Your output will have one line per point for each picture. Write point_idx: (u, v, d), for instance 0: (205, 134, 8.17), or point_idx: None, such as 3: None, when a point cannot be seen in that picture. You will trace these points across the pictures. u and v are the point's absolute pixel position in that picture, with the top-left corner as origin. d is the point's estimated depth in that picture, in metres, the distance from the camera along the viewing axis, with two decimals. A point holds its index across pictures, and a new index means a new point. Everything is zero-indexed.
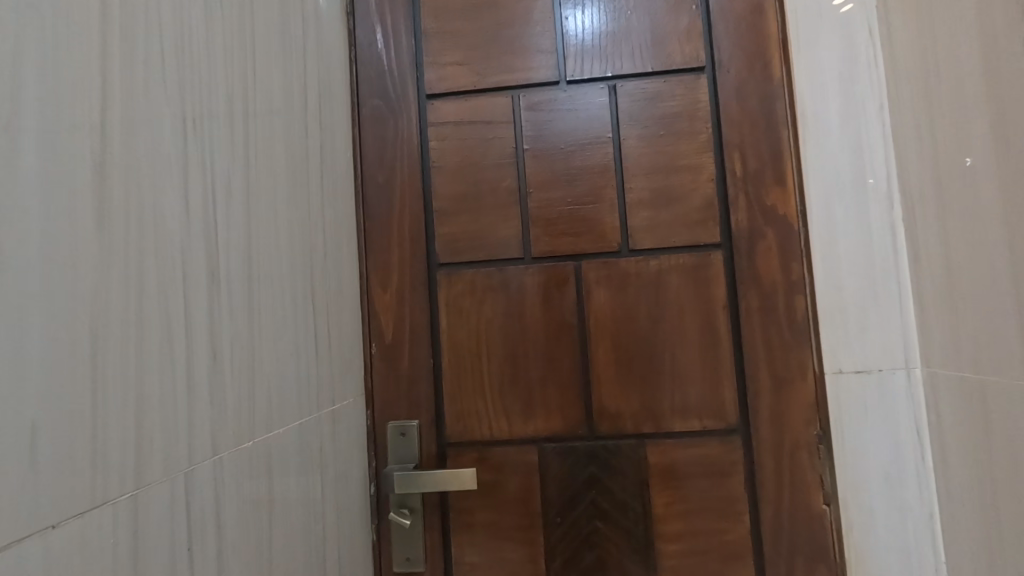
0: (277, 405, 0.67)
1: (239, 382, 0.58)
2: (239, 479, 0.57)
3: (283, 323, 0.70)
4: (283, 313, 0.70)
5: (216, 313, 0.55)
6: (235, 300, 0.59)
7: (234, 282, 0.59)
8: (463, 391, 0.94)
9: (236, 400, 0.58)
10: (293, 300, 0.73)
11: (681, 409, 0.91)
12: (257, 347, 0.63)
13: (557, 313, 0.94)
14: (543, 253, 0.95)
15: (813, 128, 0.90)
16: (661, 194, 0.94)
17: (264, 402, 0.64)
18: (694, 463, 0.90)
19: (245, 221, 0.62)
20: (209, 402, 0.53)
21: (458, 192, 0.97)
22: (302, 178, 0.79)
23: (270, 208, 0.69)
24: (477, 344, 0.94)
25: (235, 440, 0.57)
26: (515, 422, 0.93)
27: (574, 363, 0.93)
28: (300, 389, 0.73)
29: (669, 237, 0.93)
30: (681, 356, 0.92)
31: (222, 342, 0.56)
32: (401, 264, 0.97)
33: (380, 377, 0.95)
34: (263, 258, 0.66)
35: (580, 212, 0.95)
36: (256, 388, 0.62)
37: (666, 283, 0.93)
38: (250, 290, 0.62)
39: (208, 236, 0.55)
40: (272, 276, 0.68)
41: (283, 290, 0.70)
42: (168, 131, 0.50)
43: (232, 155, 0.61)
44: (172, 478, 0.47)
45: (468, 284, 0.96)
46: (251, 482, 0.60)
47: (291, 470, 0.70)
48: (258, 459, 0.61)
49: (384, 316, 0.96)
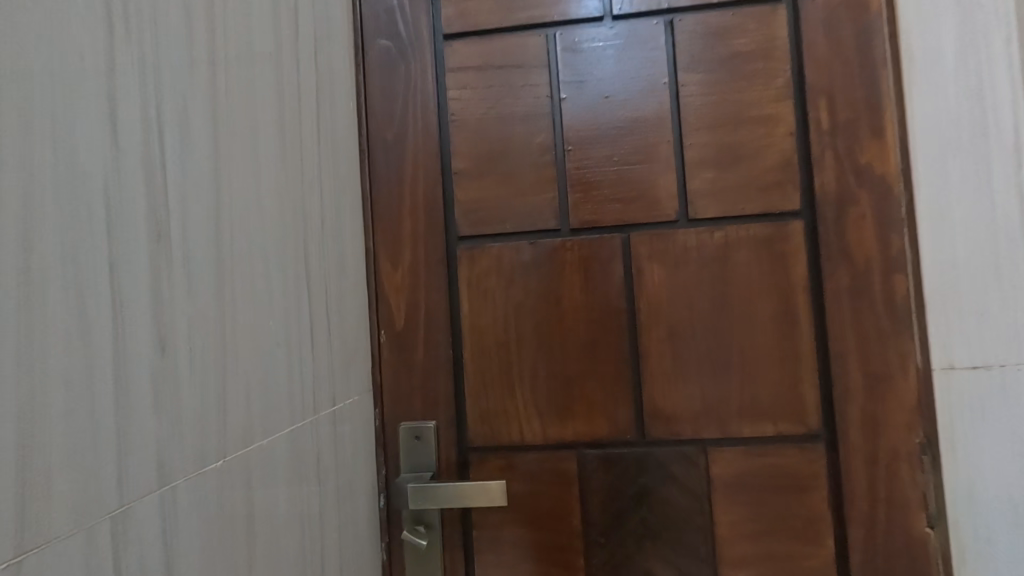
0: (261, 409, 0.52)
1: (202, 383, 0.44)
2: (203, 510, 0.43)
3: (267, 306, 0.55)
4: (267, 294, 0.55)
5: (165, 292, 0.40)
6: (196, 275, 0.44)
7: (193, 252, 0.44)
8: (488, 387, 0.79)
9: (198, 407, 0.43)
10: (281, 277, 0.58)
11: (752, 411, 0.76)
12: (229, 337, 0.48)
13: (601, 295, 0.79)
14: (584, 224, 0.79)
15: (921, 67, 0.73)
16: (728, 151, 0.77)
17: (242, 407, 0.49)
18: (766, 475, 0.75)
19: (211, 171, 0.47)
20: (155, 413, 0.38)
21: (482, 151, 0.81)
22: (294, 127, 0.64)
23: (248, 158, 0.53)
24: (505, 332, 0.79)
25: (196, 461, 0.43)
26: (550, 424, 0.78)
27: (621, 355, 0.78)
28: (291, 388, 0.59)
29: (737, 203, 0.77)
30: (751, 347, 0.76)
31: (174, 331, 0.41)
32: (414, 236, 0.81)
33: (390, 370, 0.80)
34: (238, 221, 0.51)
35: (628, 174, 0.79)
36: (229, 390, 0.47)
37: (733, 259, 0.77)
38: (219, 263, 0.47)
39: (151, 186, 0.40)
40: (251, 245, 0.53)
41: (267, 264, 0.55)
42: (81, 29, 0.35)
43: (193, 81, 0.45)
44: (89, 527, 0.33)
45: (494, 261, 0.80)
46: (222, 512, 0.46)
47: (281, 490, 0.56)
48: (233, 481, 0.47)
49: (394, 299, 0.81)
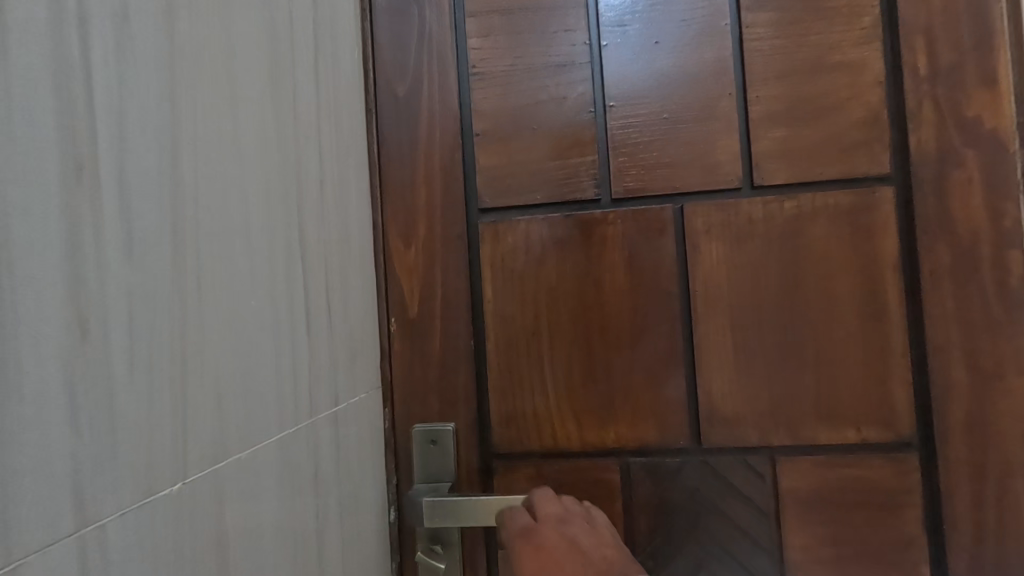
0: (236, 413, 0.42)
1: (141, 384, 0.33)
2: (143, 552, 0.33)
3: (246, 284, 0.44)
4: (247, 268, 0.44)
5: (81, 262, 0.30)
6: (134, 241, 0.33)
7: (131, 210, 0.33)
8: (516, 385, 0.68)
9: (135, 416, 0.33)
10: (267, 248, 0.47)
11: (830, 415, 0.64)
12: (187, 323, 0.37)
13: (648, 276, 0.67)
14: (629, 193, 0.68)
15: None
16: (803, 105, 0.65)
17: (205, 412, 0.38)
18: (846, 490, 0.63)
19: (163, 106, 0.36)
20: (57, 427, 0.28)
21: (509, 108, 0.70)
22: (285, 66, 0.52)
23: (220, 95, 0.42)
24: (536, 320, 0.68)
25: (131, 486, 0.32)
26: (588, 427, 0.67)
27: (672, 346, 0.66)
28: (281, 385, 0.48)
29: (814, 166, 0.65)
30: (829, 338, 0.64)
31: (94, 315, 0.31)
32: (430, 207, 0.70)
33: (402, 364, 0.69)
34: (204, 173, 0.40)
35: (682, 134, 0.67)
36: (186, 392, 0.37)
37: (809, 233, 0.64)
38: (171, 227, 0.36)
39: (61, 116, 0.29)
40: (224, 205, 0.42)
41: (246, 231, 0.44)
42: None
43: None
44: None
45: (523, 237, 0.69)
46: (175, 550, 0.35)
47: (266, 512, 0.45)
48: (192, 509, 0.37)
49: (405, 281, 0.69)
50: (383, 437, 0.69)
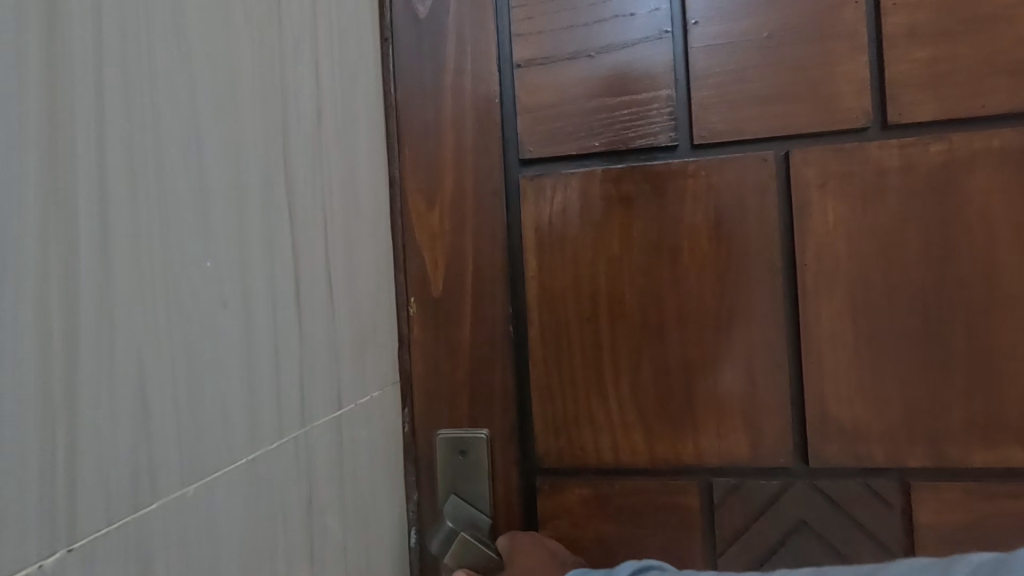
0: (171, 426, 0.29)
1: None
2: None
3: (194, 246, 0.31)
4: (196, 225, 0.31)
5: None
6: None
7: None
8: (566, 384, 0.54)
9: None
10: (230, 197, 0.34)
11: (989, 429, 0.48)
12: (75, 303, 0.25)
13: (740, 244, 0.51)
14: (716, 136, 0.52)
15: None
16: (961, 13, 0.48)
17: (115, 435, 0.26)
18: (1012, 530, 0.47)
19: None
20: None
21: (561, 30, 0.55)
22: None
23: None
24: (592, 301, 0.54)
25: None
26: (659, 440, 0.52)
27: (772, 336, 0.51)
28: (249, 387, 0.35)
29: (975, 95, 0.48)
30: (988, 327, 0.48)
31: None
32: (459, 157, 0.55)
33: (423, 354, 0.55)
34: (114, 80, 0.27)
35: (789, 57, 0.51)
36: (73, 407, 0.24)
37: (965, 186, 0.48)
38: (46, 152, 0.24)
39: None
40: (152, 131, 0.29)
41: (193, 172, 0.31)
42: None
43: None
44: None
45: (576, 195, 0.54)
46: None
47: (227, 560, 0.33)
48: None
49: (428, 251, 0.55)
50: (403, 445, 0.55)
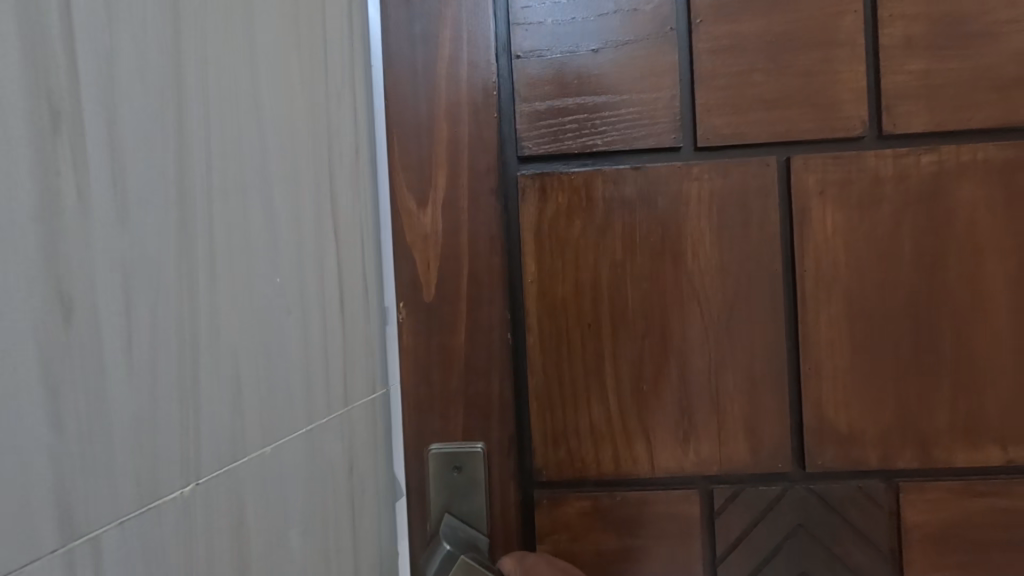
0: (255, 404, 0.35)
1: (140, 365, 0.27)
2: (138, 569, 0.26)
3: (267, 250, 0.36)
4: (268, 233, 0.37)
5: (53, 204, 0.23)
6: (128, 182, 0.26)
7: (124, 144, 0.26)
8: (566, 392, 0.52)
9: (133, 404, 0.26)
10: (286, 202, 0.39)
11: (969, 430, 0.50)
12: (193, 289, 0.30)
13: (743, 250, 0.51)
14: (720, 138, 0.51)
15: None
16: (951, 28, 0.50)
17: (219, 396, 0.32)
18: (990, 526, 0.50)
19: (162, 15, 0.29)
20: (34, 415, 0.22)
21: (564, 21, 0.52)
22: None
23: (235, 26, 0.34)
24: (594, 307, 0.52)
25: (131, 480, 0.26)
26: (661, 447, 0.51)
27: (772, 342, 0.51)
28: (306, 372, 0.40)
29: (961, 110, 0.50)
30: (970, 333, 0.50)
31: (75, 281, 0.24)
32: (454, 152, 0.51)
33: (414, 363, 0.51)
34: (212, 103, 0.32)
35: (792, 62, 0.51)
36: (198, 373, 0.30)
37: (953, 197, 0.50)
38: (177, 167, 0.29)
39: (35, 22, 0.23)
40: (235, 145, 0.34)
41: (261, 177, 0.36)
42: None
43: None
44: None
45: (579, 195, 0.52)
46: (185, 564, 0.29)
47: (292, 512, 0.38)
48: (206, 511, 0.31)
49: (419, 252, 0.51)
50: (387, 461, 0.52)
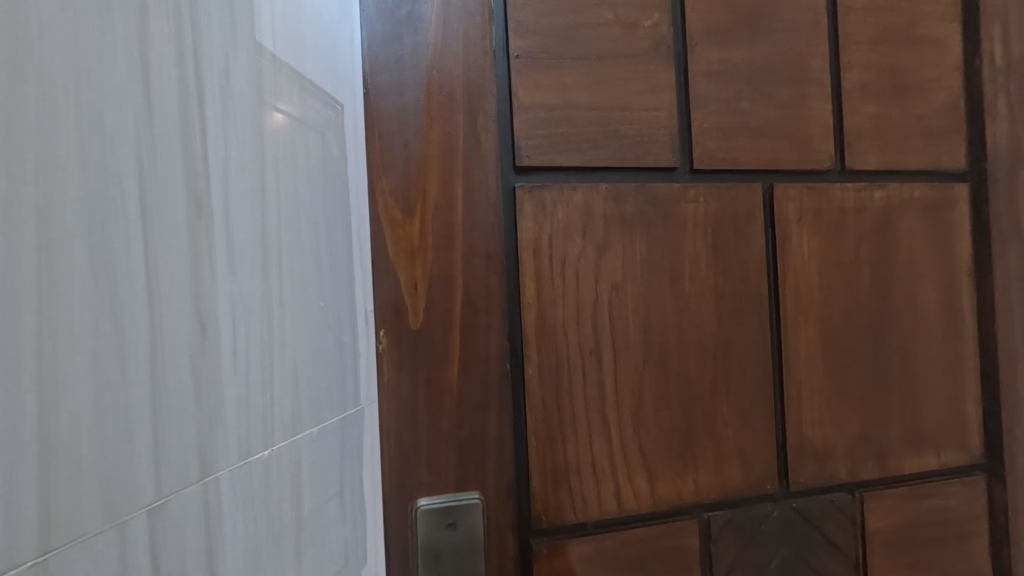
0: (310, 389, 0.38)
1: (241, 344, 0.31)
2: (240, 514, 0.31)
3: (319, 249, 0.40)
4: (321, 233, 0.40)
5: (197, 203, 0.28)
6: (230, 186, 0.31)
7: (227, 154, 0.31)
8: (566, 425, 0.47)
9: (235, 372, 0.31)
10: (334, 207, 0.41)
11: (913, 439, 0.56)
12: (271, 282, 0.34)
13: (733, 273, 0.51)
14: (713, 162, 0.51)
15: None
16: (892, 81, 0.56)
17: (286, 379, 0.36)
18: (928, 523, 0.56)
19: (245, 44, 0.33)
20: (177, 370, 0.27)
21: (564, 26, 0.48)
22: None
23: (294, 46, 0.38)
24: (595, 332, 0.48)
25: (235, 449, 0.30)
26: (661, 477, 0.49)
27: (760, 364, 0.52)
28: (343, 369, 0.41)
29: (901, 152, 0.56)
30: (912, 350, 0.56)
31: (205, 268, 0.29)
32: (446, 154, 0.44)
33: (398, 402, 0.43)
34: (283, 128, 0.36)
35: (774, 94, 0.53)
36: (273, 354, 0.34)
37: (897, 229, 0.56)
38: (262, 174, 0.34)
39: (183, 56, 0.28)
40: (296, 153, 0.38)
41: (311, 181, 0.39)
42: None
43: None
44: (54, 550, 0.21)
45: (580, 210, 0.48)
46: (267, 525, 0.33)
47: (331, 499, 0.40)
48: (280, 475, 0.34)
49: (404, 269, 0.43)
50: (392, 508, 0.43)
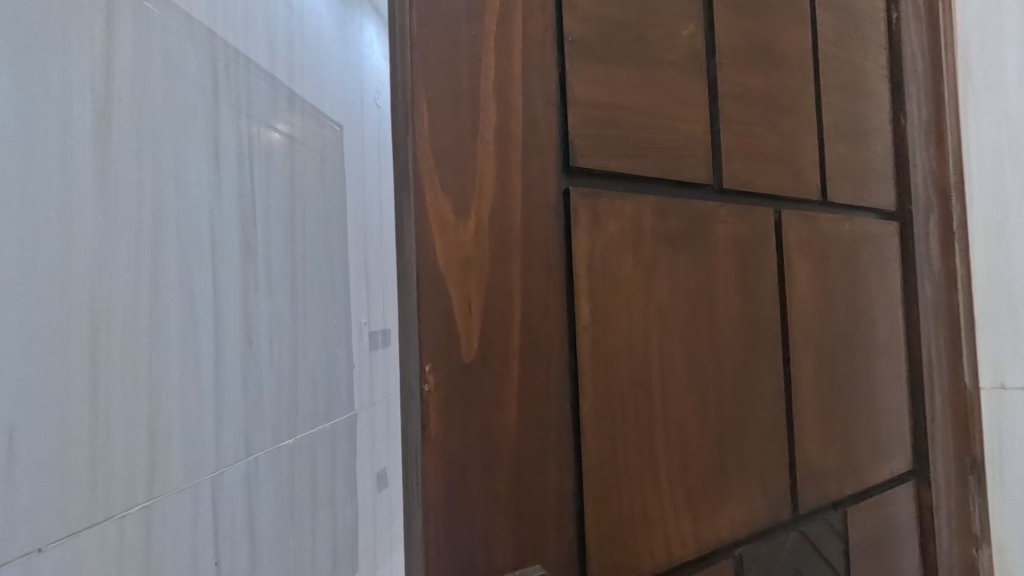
0: (313, 354, 0.84)
1: (282, 360, 0.77)
2: (266, 464, 0.73)
3: (317, 295, 0.86)
4: (321, 289, 0.88)
5: (258, 305, 0.72)
6: (280, 287, 0.77)
7: (281, 268, 0.78)
8: (620, 472, 0.41)
9: (274, 386, 0.75)
10: (329, 274, 0.90)
11: (873, 451, 0.61)
12: (296, 298, 0.80)
13: (754, 296, 0.50)
14: (737, 182, 0.51)
15: (978, 78, 0.71)
16: (851, 125, 0.63)
17: (285, 343, 0.77)
18: (882, 528, 0.62)
19: (282, 210, 0.79)
20: (231, 414, 0.67)
21: (616, 14, 0.43)
22: (283, 64, 0.80)
23: (314, 199, 0.87)
24: (645, 361, 0.43)
25: (273, 418, 0.75)
26: (704, 518, 0.45)
27: (776, 389, 0.52)
28: (329, 353, 0.89)
29: (857, 190, 0.63)
30: (870, 371, 0.62)
31: (261, 343, 0.73)
32: (504, 143, 0.36)
33: (450, 460, 0.32)
34: (308, 242, 0.84)
35: (779, 123, 0.54)
36: (300, 340, 0.81)
37: (859, 259, 0.61)
38: (292, 265, 0.80)
39: (235, 174, 0.69)
40: (303, 250, 0.83)
41: (315, 264, 0.86)
42: (202, 192, 0.64)
43: (251, 62, 0.73)
44: (156, 497, 0.57)
45: (630, 222, 0.43)
46: (273, 473, 0.75)
47: (312, 443, 0.84)
48: (270, 462, 0.74)
49: (456, 284, 0.33)
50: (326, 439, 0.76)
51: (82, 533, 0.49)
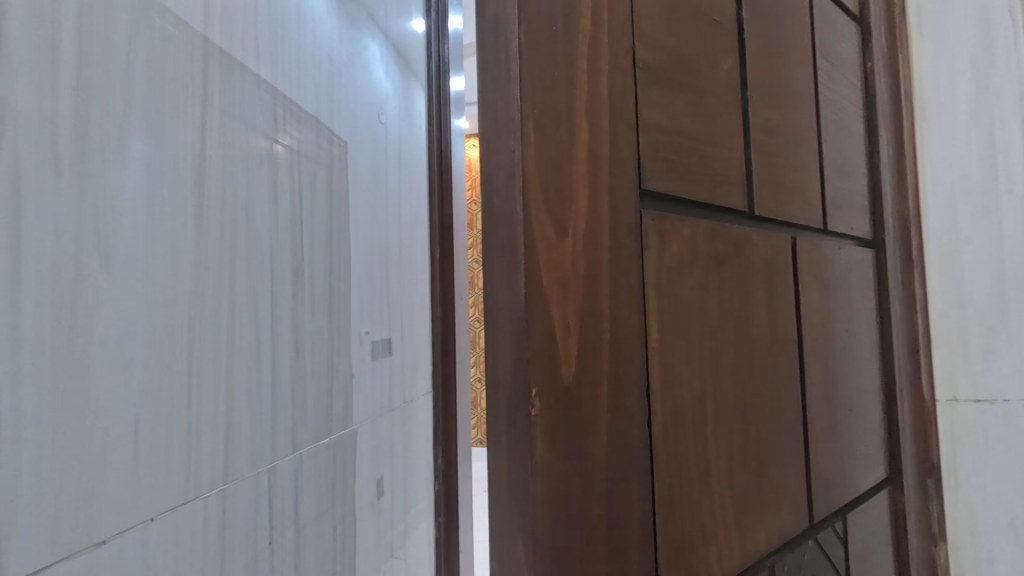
0: (357, 355, 0.76)
1: (326, 350, 0.70)
2: (323, 459, 0.68)
3: (362, 298, 0.78)
4: (362, 293, 0.78)
5: (302, 286, 0.65)
6: (334, 288, 0.72)
7: (334, 255, 0.72)
8: (684, 491, 0.41)
9: (321, 391, 0.68)
10: (370, 265, 0.80)
11: (863, 460, 0.66)
12: (334, 315, 0.71)
13: (779, 317, 0.54)
14: (765, 210, 0.54)
15: (934, 121, 0.80)
16: (842, 160, 0.68)
17: (325, 359, 0.69)
18: (869, 532, 0.67)
19: (323, 205, 0.70)
20: (282, 415, 0.61)
21: (673, 44, 0.45)
22: (326, 107, 0.71)
23: (372, 206, 0.82)
24: (701, 382, 0.44)
25: (323, 426, 0.68)
26: (748, 531, 0.47)
27: (796, 404, 0.55)
28: (372, 362, 0.80)
29: (847, 219, 0.68)
30: (859, 385, 0.67)
31: (305, 334, 0.65)
32: (595, 163, 0.36)
33: (554, 482, 0.32)
34: (346, 229, 0.75)
35: (791, 155, 0.59)
36: (354, 327, 0.76)
37: (850, 282, 0.67)
38: (335, 263, 0.72)
39: (288, 207, 0.63)
40: (348, 244, 0.75)
41: (358, 258, 0.77)
42: (259, 190, 0.59)
43: (302, 110, 0.66)
44: (228, 483, 0.53)
45: (688, 245, 0.44)
46: (330, 474, 0.70)
47: (349, 456, 0.74)
48: (330, 453, 0.70)
49: (556, 304, 0.33)
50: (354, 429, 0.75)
51: (177, 510, 0.48)
